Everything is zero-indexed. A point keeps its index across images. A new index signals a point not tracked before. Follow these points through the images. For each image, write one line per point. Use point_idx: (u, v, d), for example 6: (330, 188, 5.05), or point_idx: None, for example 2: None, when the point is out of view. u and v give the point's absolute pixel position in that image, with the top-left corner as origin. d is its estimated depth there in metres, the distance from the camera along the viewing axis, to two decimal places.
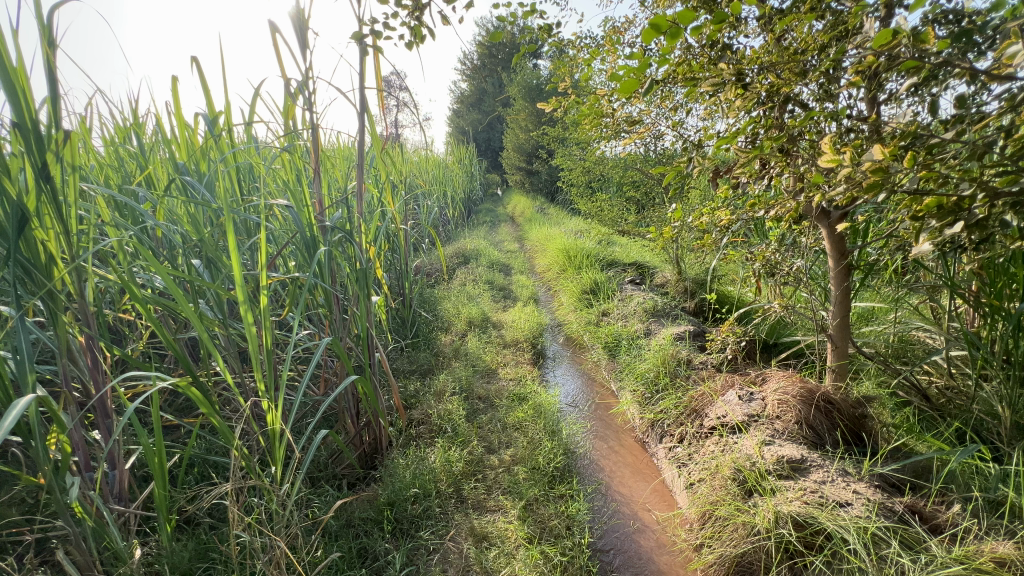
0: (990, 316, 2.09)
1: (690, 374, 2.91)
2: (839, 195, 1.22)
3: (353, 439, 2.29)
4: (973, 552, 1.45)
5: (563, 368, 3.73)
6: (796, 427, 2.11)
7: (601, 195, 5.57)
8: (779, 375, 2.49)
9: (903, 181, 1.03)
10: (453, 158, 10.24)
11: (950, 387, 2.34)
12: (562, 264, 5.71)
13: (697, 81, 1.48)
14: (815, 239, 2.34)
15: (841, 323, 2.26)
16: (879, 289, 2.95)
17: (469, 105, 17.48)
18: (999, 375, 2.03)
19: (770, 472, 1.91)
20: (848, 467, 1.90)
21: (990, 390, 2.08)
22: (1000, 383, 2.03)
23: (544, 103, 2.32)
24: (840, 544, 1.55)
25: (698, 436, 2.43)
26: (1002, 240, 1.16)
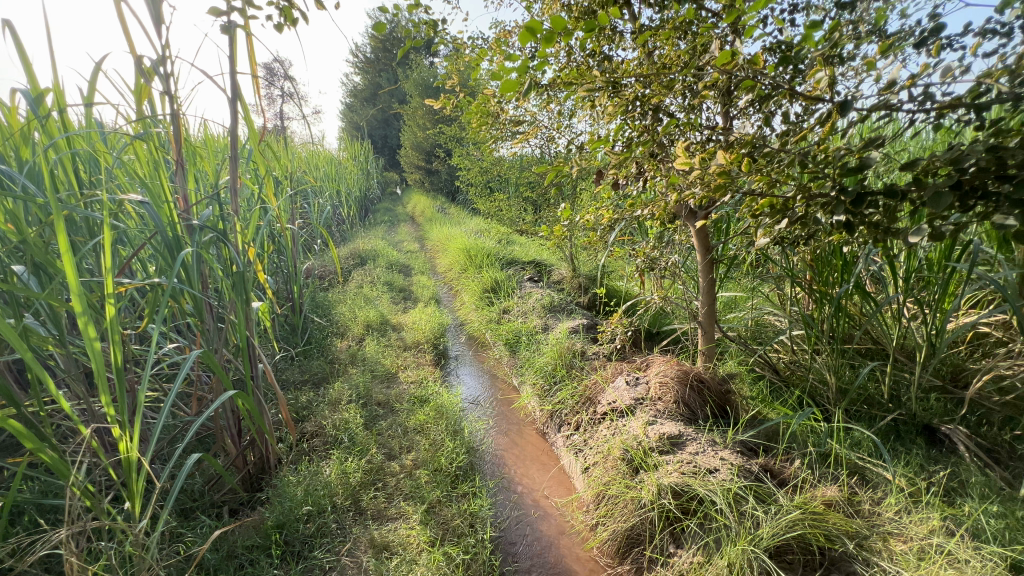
0: (818, 300, 2.51)
1: (585, 365, 3.08)
2: (698, 197, 1.37)
3: (234, 461, 2.07)
4: (809, 498, 1.72)
5: (465, 368, 3.74)
6: (674, 406, 2.34)
7: (499, 195, 5.69)
8: (660, 360, 2.74)
9: (744, 186, 1.19)
10: (346, 155, 9.74)
11: (792, 361, 2.76)
12: (462, 263, 5.72)
13: (578, 87, 1.57)
14: (686, 236, 2.62)
15: (708, 311, 2.55)
16: (738, 280, 3.39)
17: (362, 100, 16.73)
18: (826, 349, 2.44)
19: (653, 448, 2.10)
20: (716, 437, 2.15)
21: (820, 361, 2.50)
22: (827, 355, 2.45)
23: (435, 101, 2.29)
24: (710, 506, 1.75)
25: (592, 422, 2.59)
26: (820, 236, 1.39)
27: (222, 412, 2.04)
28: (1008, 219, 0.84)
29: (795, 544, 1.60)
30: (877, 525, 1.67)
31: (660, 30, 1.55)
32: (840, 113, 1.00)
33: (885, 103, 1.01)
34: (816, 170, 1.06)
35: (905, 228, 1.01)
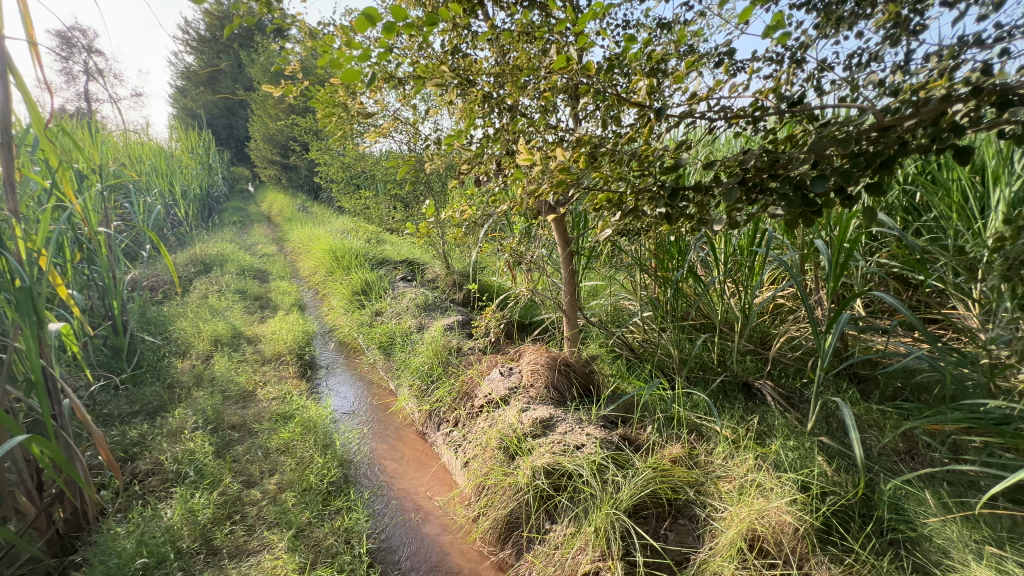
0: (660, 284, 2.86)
1: (461, 361, 3.10)
2: (551, 194, 1.46)
3: (32, 523, 1.67)
4: (659, 458, 1.97)
5: (336, 376, 3.51)
6: (544, 391, 2.48)
7: (365, 192, 5.42)
8: (531, 349, 2.88)
9: (588, 183, 1.30)
10: (179, 146, 8.41)
11: (643, 339, 3.11)
12: (328, 265, 5.34)
13: (434, 82, 1.56)
14: (548, 231, 2.78)
15: (571, 300, 2.75)
16: (597, 269, 3.70)
17: (197, 83, 14.59)
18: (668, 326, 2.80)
19: (527, 434, 2.20)
20: (583, 414, 2.34)
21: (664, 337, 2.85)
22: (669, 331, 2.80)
23: (279, 87, 2.09)
24: (578, 479, 1.89)
25: (470, 416, 2.62)
26: (654, 227, 1.58)
27: (8, 464, 1.62)
28: (777, 210, 1.04)
29: (649, 500, 1.82)
30: (710, 471, 1.97)
31: (509, 34, 1.62)
32: (657, 119, 1.15)
33: (691, 113, 1.19)
34: (642, 168, 1.20)
35: (712, 218, 1.20)
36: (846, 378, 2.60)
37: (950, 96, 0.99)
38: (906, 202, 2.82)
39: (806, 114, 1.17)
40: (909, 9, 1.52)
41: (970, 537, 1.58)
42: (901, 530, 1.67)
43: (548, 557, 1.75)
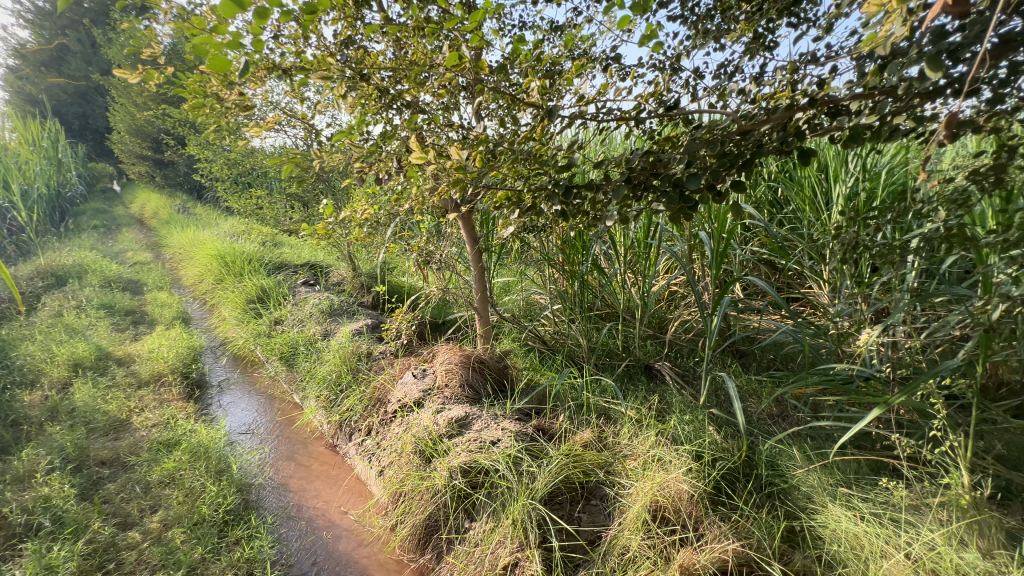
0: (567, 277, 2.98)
1: (372, 366, 2.98)
2: (453, 192, 1.45)
3: None
4: (571, 445, 2.05)
5: (231, 394, 3.20)
6: (459, 390, 2.47)
7: (256, 191, 4.98)
8: (444, 349, 2.85)
9: (487, 181, 1.31)
10: (15, 138, 7.09)
11: (554, 332, 3.22)
12: (217, 272, 4.83)
13: (323, 74, 1.47)
14: (456, 229, 2.76)
15: (482, 297, 2.76)
16: (508, 266, 3.77)
17: (36, 64, 12.36)
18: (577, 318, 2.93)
19: (443, 435, 2.18)
20: (498, 410, 2.36)
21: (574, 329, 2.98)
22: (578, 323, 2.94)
23: (141, 73, 1.84)
24: (495, 474, 1.92)
25: (384, 423, 2.52)
26: (555, 223, 1.64)
27: None
28: (660, 206, 1.13)
29: (563, 486, 1.89)
30: (618, 451, 2.09)
31: (403, 28, 1.57)
32: (549, 119, 1.18)
33: (581, 114, 1.25)
34: (538, 167, 1.24)
35: (605, 214, 1.26)
36: (730, 355, 2.91)
37: (794, 105, 1.14)
38: (771, 196, 3.21)
39: (682, 117, 1.28)
40: (763, 26, 1.73)
41: (827, 482, 1.85)
42: (776, 484, 1.91)
43: (468, 555, 1.76)
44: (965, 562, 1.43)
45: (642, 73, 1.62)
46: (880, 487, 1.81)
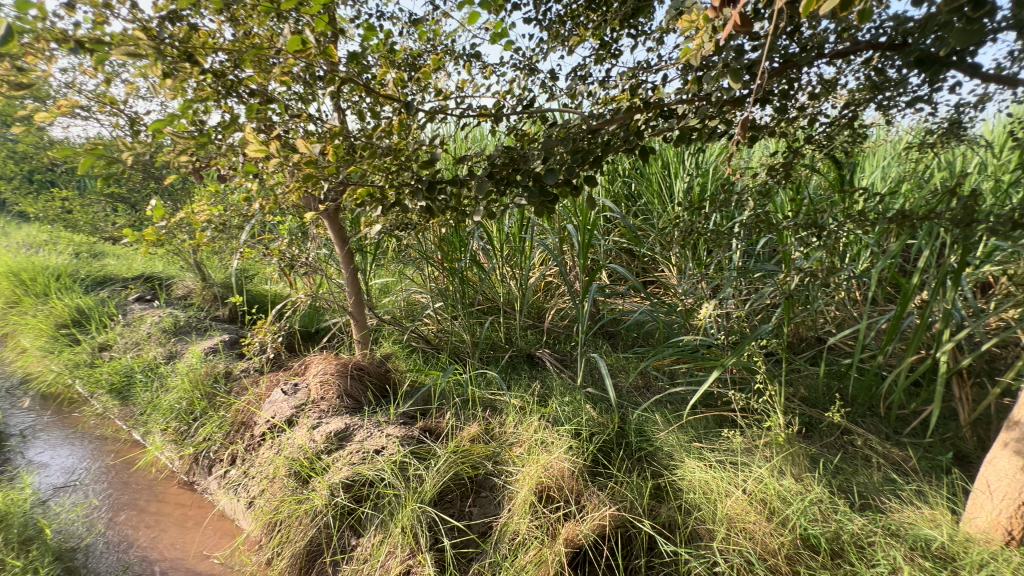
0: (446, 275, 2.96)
1: (232, 387, 2.65)
2: (311, 190, 1.34)
3: None
4: (458, 441, 2.05)
5: (42, 441, 2.60)
6: (337, 402, 2.32)
7: (60, 192, 4.08)
8: (318, 359, 2.65)
9: (348, 178, 1.23)
10: None
11: (437, 330, 3.19)
12: (9, 294, 3.87)
13: (135, 52, 1.24)
14: (322, 230, 2.56)
15: (357, 300, 2.61)
16: (385, 266, 3.63)
17: None
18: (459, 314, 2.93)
19: (321, 452, 2.03)
20: (381, 416, 2.27)
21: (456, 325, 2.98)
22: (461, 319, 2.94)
23: None
24: (380, 485, 1.84)
25: (250, 449, 2.26)
26: (427, 220, 1.61)
27: None
28: (523, 200, 1.17)
29: (452, 484, 1.89)
30: (505, 441, 2.15)
31: (239, 5, 1.40)
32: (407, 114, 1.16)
33: (443, 109, 1.24)
34: (400, 163, 1.20)
35: (472, 210, 1.27)
36: (601, 336, 3.16)
37: (633, 107, 1.26)
38: (626, 191, 3.55)
39: (541, 115, 1.35)
40: (608, 35, 1.89)
41: (683, 440, 2.12)
42: (643, 448, 2.13)
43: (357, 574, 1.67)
44: (783, 488, 1.75)
45: (504, 72, 1.67)
46: (723, 438, 2.12)
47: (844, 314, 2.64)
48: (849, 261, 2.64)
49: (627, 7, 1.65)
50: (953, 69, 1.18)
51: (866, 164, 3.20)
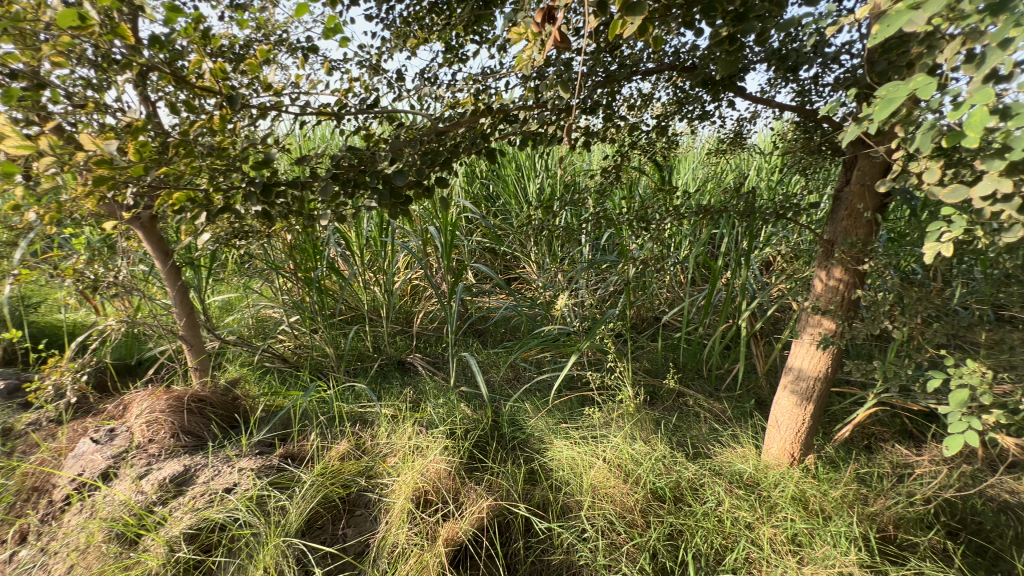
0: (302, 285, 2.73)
1: (16, 446, 2.09)
2: (110, 194, 1.12)
3: None
4: (325, 462, 1.92)
5: None
6: (172, 441, 1.98)
7: None
8: (142, 396, 2.23)
9: (160, 181, 1.06)
10: None
11: (295, 346, 2.92)
12: None
13: None
14: (134, 241, 2.14)
15: (189, 322, 2.24)
16: (226, 280, 3.21)
17: None
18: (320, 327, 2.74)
19: (154, 503, 1.72)
20: (231, 450, 2.00)
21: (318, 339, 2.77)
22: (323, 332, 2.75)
23: None
24: (235, 527, 1.63)
25: (48, 519, 1.81)
26: (269, 226, 1.47)
27: None
28: (373, 203, 1.14)
29: (321, 509, 1.76)
30: (378, 453, 2.06)
31: None
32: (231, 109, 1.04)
33: (277, 106, 1.15)
34: (227, 163, 1.08)
35: (319, 214, 1.20)
36: (471, 335, 3.22)
37: (478, 111, 1.32)
38: (485, 192, 3.67)
39: (389, 115, 1.33)
40: (453, 40, 1.93)
41: (551, 423, 2.28)
42: (516, 437, 2.23)
43: None
44: (635, 452, 1.99)
45: (347, 69, 1.60)
46: (585, 416, 2.33)
47: (673, 294, 3.09)
48: (673, 250, 3.10)
49: (469, 14, 1.71)
50: (726, 91, 1.47)
51: (681, 167, 3.77)
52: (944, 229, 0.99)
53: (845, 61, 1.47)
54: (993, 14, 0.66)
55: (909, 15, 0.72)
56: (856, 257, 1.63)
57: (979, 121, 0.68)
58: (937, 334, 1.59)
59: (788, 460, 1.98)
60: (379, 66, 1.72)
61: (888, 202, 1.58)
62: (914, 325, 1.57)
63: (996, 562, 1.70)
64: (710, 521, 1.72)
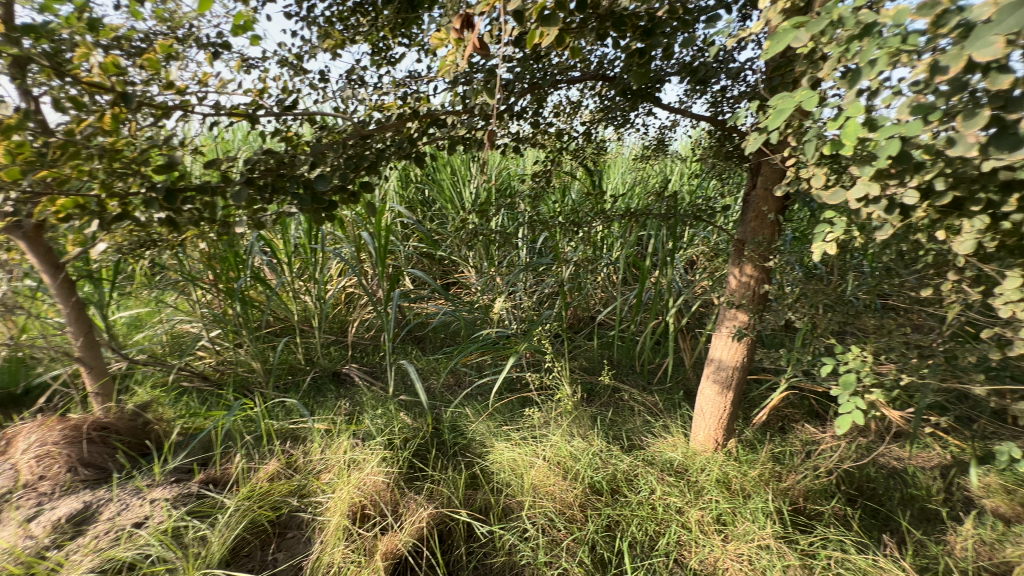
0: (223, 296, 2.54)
1: None
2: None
3: None
4: (252, 484, 1.80)
5: None
6: (69, 476, 1.79)
7: None
8: (29, 428, 1.97)
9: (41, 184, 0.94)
10: None
11: (217, 363, 2.72)
12: None
13: None
14: (15, 251, 1.88)
15: (87, 341, 1.99)
16: (134, 294, 2.92)
17: None
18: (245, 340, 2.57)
19: (47, 547, 1.52)
20: (142, 479, 1.83)
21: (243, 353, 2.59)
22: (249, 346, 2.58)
23: None
24: (147, 564, 1.48)
25: None
26: (180, 234, 1.36)
27: None
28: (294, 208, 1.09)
29: (248, 535, 1.66)
30: (312, 470, 1.97)
31: None
32: (125, 109, 0.96)
33: (184, 105, 1.07)
34: (122, 166, 0.99)
35: (234, 220, 1.13)
36: (410, 342, 3.15)
37: (404, 116, 1.33)
38: (421, 197, 3.62)
39: (311, 118, 1.28)
40: (381, 42, 1.90)
41: (492, 427, 2.28)
42: (458, 442, 2.22)
43: None
44: (573, 448, 2.04)
45: (266, 68, 1.53)
46: (526, 416, 2.36)
47: (608, 294, 3.21)
48: (606, 251, 3.22)
49: (396, 17, 1.69)
50: (642, 101, 1.56)
51: (610, 172, 3.94)
52: (829, 231, 1.11)
53: (746, 76, 1.62)
54: (862, 36, 0.77)
55: (795, 34, 0.81)
56: (762, 255, 1.79)
57: (852, 130, 0.77)
58: (832, 322, 1.77)
59: (713, 446, 2.12)
60: (301, 67, 1.65)
61: (788, 204, 1.74)
62: (813, 314, 1.74)
63: (887, 522, 1.93)
64: (644, 509, 1.80)
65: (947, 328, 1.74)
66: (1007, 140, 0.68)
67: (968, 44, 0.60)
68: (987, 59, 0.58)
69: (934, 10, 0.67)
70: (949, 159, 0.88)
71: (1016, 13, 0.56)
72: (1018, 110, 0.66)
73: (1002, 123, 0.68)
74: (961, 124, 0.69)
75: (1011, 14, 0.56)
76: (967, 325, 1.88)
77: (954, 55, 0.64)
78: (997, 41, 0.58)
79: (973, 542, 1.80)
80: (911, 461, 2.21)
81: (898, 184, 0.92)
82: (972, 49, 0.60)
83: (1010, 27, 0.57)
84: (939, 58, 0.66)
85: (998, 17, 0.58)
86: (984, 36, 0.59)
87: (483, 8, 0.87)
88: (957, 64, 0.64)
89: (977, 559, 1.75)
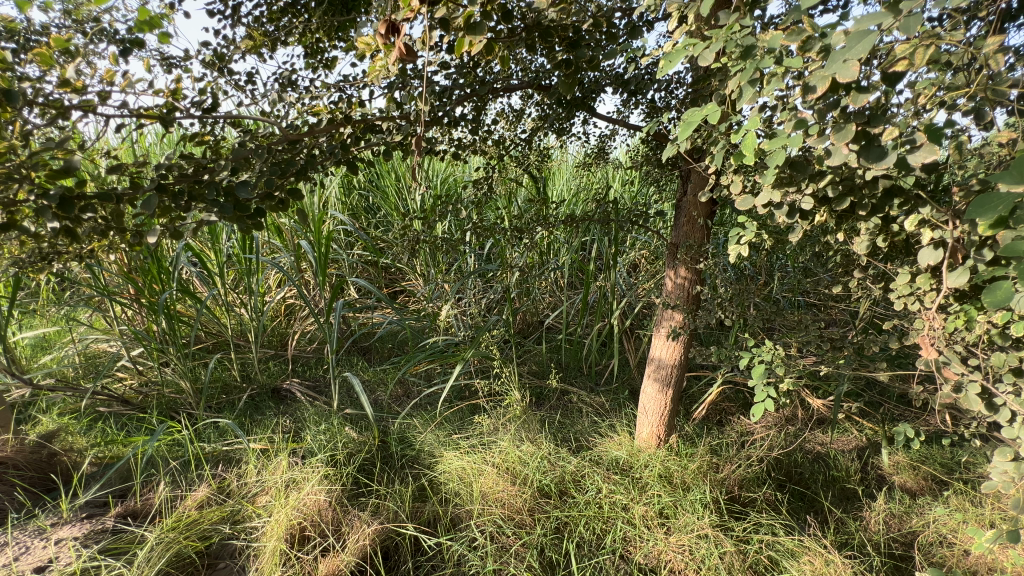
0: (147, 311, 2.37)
1: None
2: None
3: None
4: (177, 514, 1.67)
5: None
6: None
7: None
8: None
9: None
10: None
11: (141, 384, 2.52)
12: None
13: None
14: None
15: None
16: (41, 311, 2.66)
17: None
18: (173, 358, 2.39)
19: None
20: (46, 518, 1.68)
21: (171, 372, 2.42)
22: (177, 364, 2.40)
23: None
24: None
25: None
26: (88, 246, 1.25)
27: None
28: (213, 215, 1.03)
29: (172, 568, 1.51)
30: (247, 494, 1.85)
31: None
32: (11, 108, 0.85)
33: (88, 105, 0.99)
34: (6, 172, 0.86)
35: (147, 229, 1.05)
36: (355, 353, 3.05)
37: (335, 120, 1.29)
38: (365, 204, 3.53)
39: (234, 122, 1.22)
40: (315, 45, 1.84)
41: (441, 436, 2.25)
42: (406, 454, 2.16)
43: None
44: (522, 453, 2.05)
45: (187, 68, 1.44)
46: (475, 424, 2.35)
47: (555, 298, 3.26)
48: (552, 256, 3.27)
49: (330, 20, 1.65)
50: (578, 110, 1.60)
51: (556, 178, 4.01)
52: (741, 233, 1.23)
53: (673, 89, 1.70)
54: (746, 57, 0.85)
55: (692, 54, 0.87)
56: (694, 257, 1.88)
57: (750, 143, 0.82)
58: (758, 319, 1.89)
59: (655, 442, 2.20)
60: (227, 68, 1.57)
61: (715, 209, 1.84)
62: (740, 313, 1.86)
63: (812, 503, 2.07)
64: (591, 509, 1.83)
65: (857, 321, 1.90)
66: (873, 151, 0.75)
67: (829, 67, 0.67)
68: (845, 79, 0.65)
69: (800, 36, 0.77)
70: (840, 168, 0.97)
71: (863, 41, 0.63)
72: (878, 125, 0.75)
73: (868, 136, 0.77)
74: (835, 137, 0.76)
75: (859, 41, 0.63)
76: (875, 318, 2.06)
77: (820, 76, 0.71)
78: (851, 64, 0.65)
79: (885, 515, 1.97)
80: (832, 446, 2.38)
81: (798, 192, 1.01)
82: (832, 71, 0.67)
83: (859, 52, 0.63)
84: (808, 79, 0.72)
85: (850, 44, 0.64)
86: (840, 60, 0.66)
87: (405, 13, 0.87)
88: (824, 84, 0.71)
89: (889, 532, 1.91)
